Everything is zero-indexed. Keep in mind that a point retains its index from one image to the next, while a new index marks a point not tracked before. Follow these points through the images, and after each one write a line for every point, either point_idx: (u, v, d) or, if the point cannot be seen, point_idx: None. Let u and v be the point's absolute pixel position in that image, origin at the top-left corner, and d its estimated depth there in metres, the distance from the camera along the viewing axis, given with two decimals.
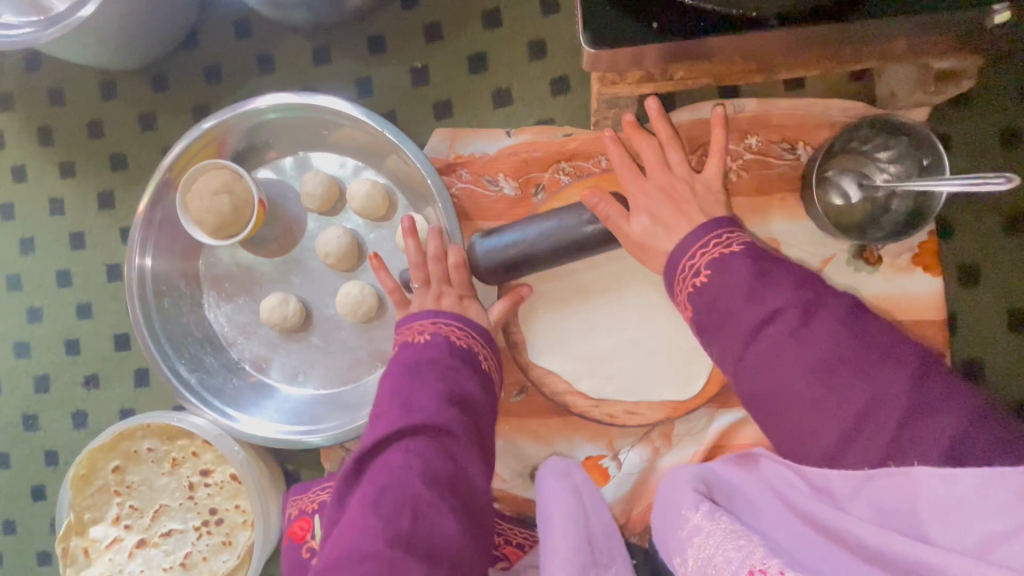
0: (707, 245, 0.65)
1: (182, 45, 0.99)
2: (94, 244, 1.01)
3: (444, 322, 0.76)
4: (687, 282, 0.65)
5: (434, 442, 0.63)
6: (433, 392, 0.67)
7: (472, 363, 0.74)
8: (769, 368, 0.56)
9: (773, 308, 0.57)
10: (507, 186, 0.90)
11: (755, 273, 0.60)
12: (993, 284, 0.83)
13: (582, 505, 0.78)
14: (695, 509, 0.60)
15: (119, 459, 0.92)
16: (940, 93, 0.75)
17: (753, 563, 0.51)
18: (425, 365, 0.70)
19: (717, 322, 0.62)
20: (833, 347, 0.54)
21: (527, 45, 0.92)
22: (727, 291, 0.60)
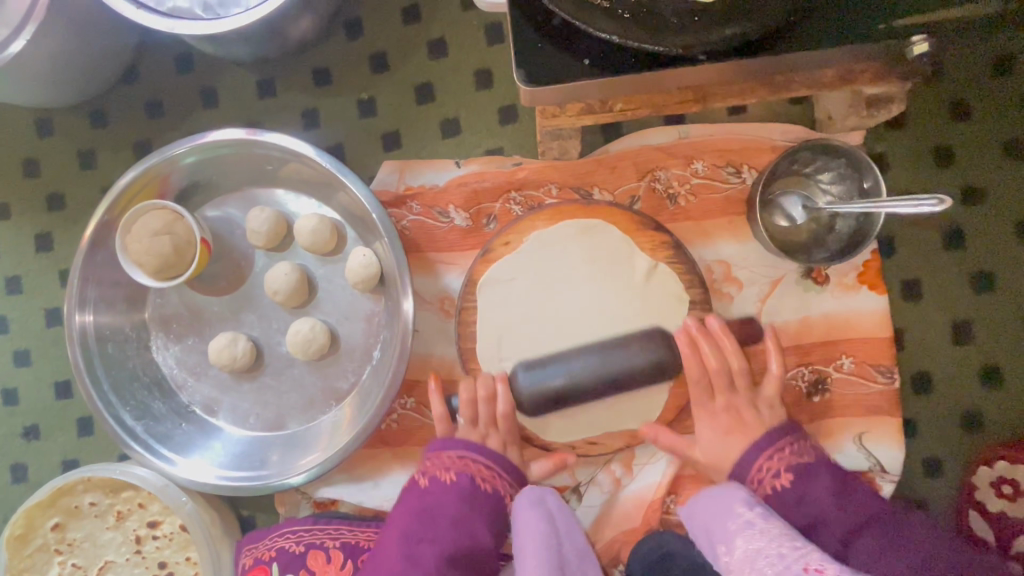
0: (778, 448, 0.74)
1: (122, 80, 0.96)
2: (32, 288, 0.97)
3: (473, 459, 0.78)
4: (765, 485, 0.73)
5: (460, 543, 0.72)
6: (437, 553, 0.71)
7: (494, 513, 0.76)
8: (861, 559, 0.64)
9: (848, 522, 0.68)
10: (457, 217, 0.89)
11: (833, 489, 0.70)
12: (935, 297, 0.85)
13: (555, 531, 0.74)
14: (748, 507, 0.68)
15: (59, 515, 0.87)
16: (872, 117, 0.77)
17: (810, 562, 0.60)
18: (454, 487, 0.76)
19: (801, 521, 0.70)
20: (918, 541, 0.64)
21: (473, 74, 0.92)
22: (790, 496, 0.71)
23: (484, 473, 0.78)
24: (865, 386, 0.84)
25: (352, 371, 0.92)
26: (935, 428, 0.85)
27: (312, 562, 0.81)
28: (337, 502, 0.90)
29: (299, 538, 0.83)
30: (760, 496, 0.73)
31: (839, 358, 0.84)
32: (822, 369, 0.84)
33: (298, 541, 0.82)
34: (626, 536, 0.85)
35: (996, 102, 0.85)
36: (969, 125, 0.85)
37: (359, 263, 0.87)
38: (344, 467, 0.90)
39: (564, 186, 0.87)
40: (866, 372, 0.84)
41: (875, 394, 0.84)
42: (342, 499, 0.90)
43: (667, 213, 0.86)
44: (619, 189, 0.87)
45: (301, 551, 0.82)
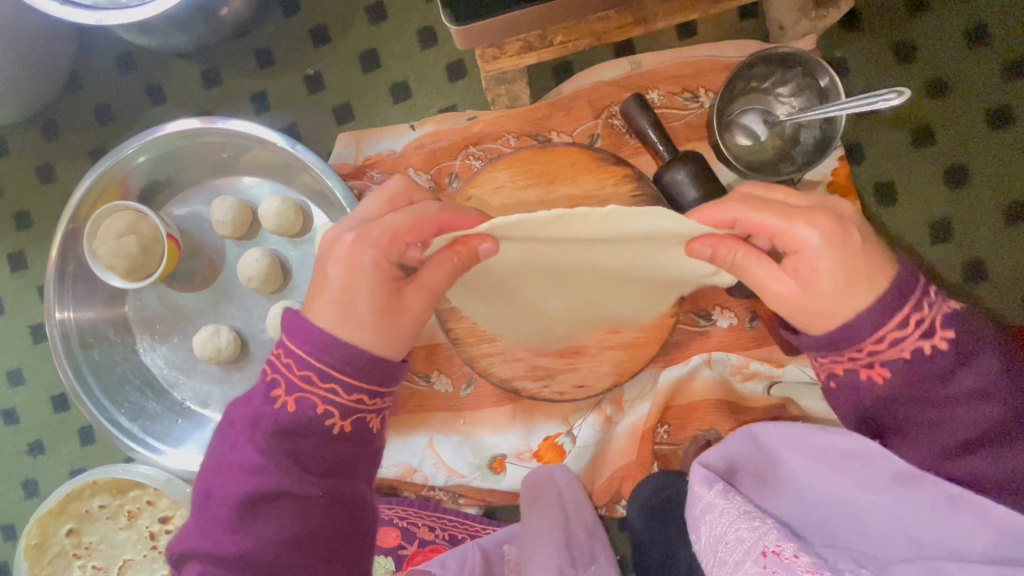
0: (927, 317, 0.53)
1: (67, 88, 0.95)
2: (13, 307, 0.98)
3: (281, 356, 0.58)
4: (905, 352, 0.53)
5: (232, 553, 0.54)
6: (242, 486, 0.55)
7: (318, 428, 0.56)
8: (999, 454, 0.51)
9: (1011, 403, 0.51)
10: (419, 180, 0.88)
11: (1000, 369, 0.52)
12: (910, 198, 0.84)
13: (564, 506, 0.84)
14: (709, 487, 0.63)
15: (72, 521, 0.89)
16: (821, 17, 0.75)
17: (766, 545, 0.55)
18: (243, 436, 0.57)
19: (941, 395, 0.53)
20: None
21: (417, 33, 0.90)
22: (931, 363, 0.53)
23: (302, 385, 0.56)
24: None
25: None
26: None
27: None
28: None
29: None
30: (867, 364, 0.55)
31: None
32: None
33: None
34: (625, 472, 0.87)
35: None
36: (928, 18, 0.82)
37: None
38: None
39: (521, 134, 0.86)
40: None
41: None
42: None
43: (629, 149, 0.85)
44: (578, 130, 0.85)
45: None
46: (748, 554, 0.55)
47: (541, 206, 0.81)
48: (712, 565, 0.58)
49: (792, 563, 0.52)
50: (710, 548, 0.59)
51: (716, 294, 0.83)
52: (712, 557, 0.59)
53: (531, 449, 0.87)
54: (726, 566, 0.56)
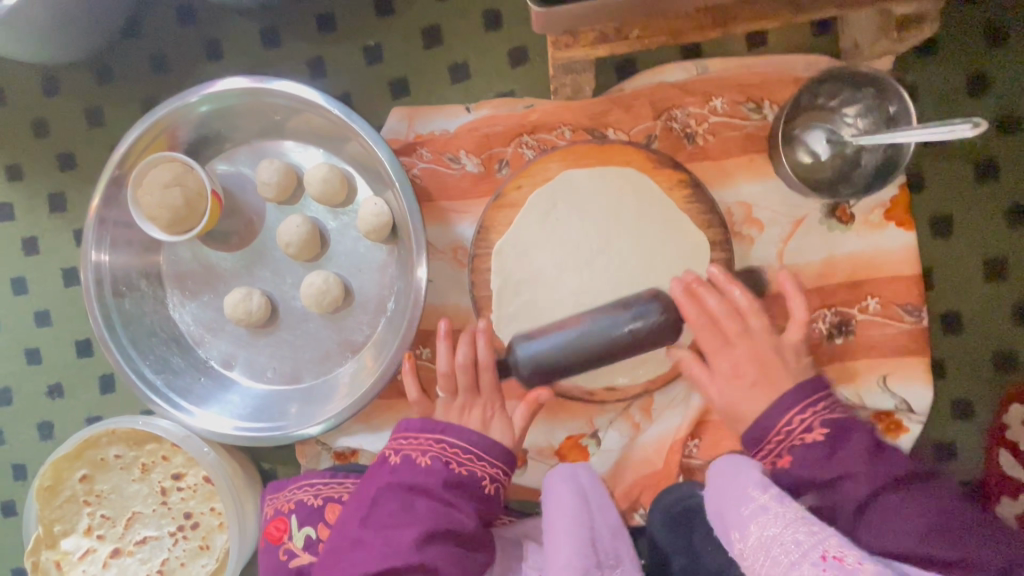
0: (813, 404, 0.65)
1: (126, 35, 0.95)
2: (48, 248, 0.98)
3: (447, 443, 0.69)
4: (797, 438, 0.64)
5: None
6: (416, 535, 0.64)
7: (475, 492, 0.69)
8: (884, 528, 0.58)
9: (875, 480, 0.60)
10: (469, 163, 0.87)
11: (867, 449, 0.61)
12: (967, 233, 0.82)
13: (587, 507, 0.73)
14: (762, 490, 0.62)
15: (86, 467, 0.89)
16: (903, 40, 0.73)
17: (827, 549, 0.56)
18: (416, 495, 0.67)
19: (824, 479, 0.62)
20: (945, 510, 0.58)
21: (482, 15, 0.89)
22: (818, 452, 0.63)
23: (465, 462, 0.69)
24: (892, 326, 0.81)
25: (367, 324, 0.92)
26: (963, 369, 0.83)
27: (330, 515, 0.80)
28: (358, 453, 0.91)
29: (317, 491, 0.82)
30: (778, 453, 0.65)
31: (864, 299, 0.81)
32: (847, 311, 0.81)
33: (315, 494, 0.81)
34: (646, 480, 0.85)
35: None
36: (1006, 52, 0.81)
37: (371, 213, 0.86)
38: (362, 417, 0.90)
39: (577, 128, 0.85)
40: (893, 313, 0.81)
41: (904, 335, 0.81)
42: (361, 450, 0.90)
43: (685, 153, 0.83)
44: (635, 129, 0.84)
45: (319, 505, 0.81)
46: (805, 556, 0.56)
47: (593, 200, 0.81)
48: (762, 564, 0.59)
49: (856, 569, 0.54)
50: (759, 549, 0.59)
51: None
52: (761, 557, 0.59)
53: (552, 445, 0.86)
54: (780, 567, 0.57)
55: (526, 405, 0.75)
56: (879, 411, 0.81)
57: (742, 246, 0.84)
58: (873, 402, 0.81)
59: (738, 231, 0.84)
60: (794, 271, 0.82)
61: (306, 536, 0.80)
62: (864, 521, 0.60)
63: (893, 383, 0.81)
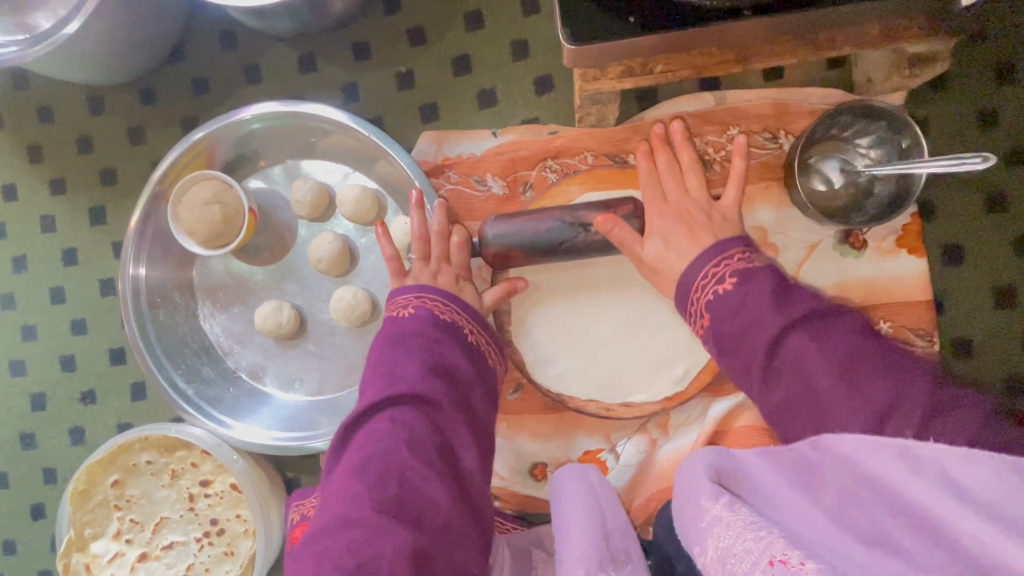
0: (725, 259, 0.69)
1: (169, 59, 1.00)
2: (87, 259, 1.01)
3: (429, 297, 0.77)
4: (707, 293, 0.69)
5: (420, 413, 0.66)
6: (417, 364, 0.69)
7: (465, 342, 0.75)
8: (796, 363, 0.58)
9: (782, 323, 0.60)
10: (495, 185, 0.90)
11: (771, 294, 0.62)
12: (977, 261, 0.85)
13: (598, 506, 0.76)
14: (714, 499, 0.59)
15: (118, 472, 0.91)
16: (914, 76, 0.76)
17: (774, 553, 0.49)
18: (408, 337, 0.73)
19: (736, 324, 0.64)
20: (848, 347, 0.56)
21: (509, 45, 0.94)
22: (730, 305, 0.65)
23: (444, 311, 0.76)
24: (904, 350, 0.83)
25: None
26: (974, 393, 0.85)
27: None
28: None
29: None
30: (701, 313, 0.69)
31: (877, 322, 0.84)
32: None
33: None
34: (662, 496, 0.88)
35: None
36: (1014, 88, 0.84)
37: (401, 232, 0.90)
38: None
39: (600, 154, 0.88)
40: (905, 336, 0.83)
41: (915, 359, 0.83)
42: None
43: (704, 179, 0.87)
44: None
45: None
46: (756, 564, 0.50)
47: None
48: None
49: (800, 571, 0.46)
50: (717, 561, 0.54)
51: None
52: (719, 568, 0.54)
53: (570, 461, 0.88)
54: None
55: (501, 286, 0.83)
56: None
57: None
58: None
59: None
60: None
61: None
62: (772, 392, 0.61)
63: None
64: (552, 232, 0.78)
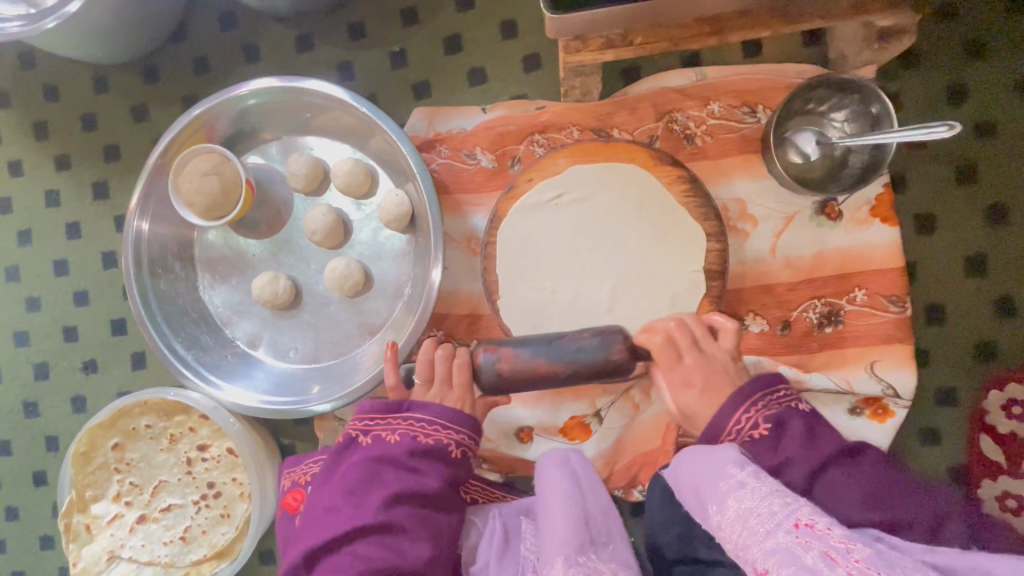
0: (754, 402, 0.68)
1: (172, 39, 1.03)
2: (89, 233, 1.05)
3: (416, 420, 0.75)
4: (740, 434, 0.67)
5: (381, 544, 0.66)
6: (388, 496, 0.68)
7: (442, 458, 0.73)
8: (832, 498, 0.60)
9: (816, 463, 0.62)
10: (484, 159, 0.94)
11: (805, 435, 0.65)
12: (948, 231, 0.88)
13: (579, 486, 0.77)
14: (740, 466, 0.62)
15: (118, 436, 0.94)
16: (884, 50, 0.80)
17: (800, 518, 0.56)
18: (385, 465, 0.71)
19: (773, 462, 0.64)
20: (880, 480, 0.60)
21: (499, 25, 0.97)
22: (763, 446, 0.65)
23: (432, 431, 0.74)
24: (878, 316, 0.86)
25: (384, 308, 0.98)
26: (945, 359, 0.88)
27: None
28: None
29: None
30: None
31: (852, 290, 0.87)
32: (835, 301, 0.87)
33: None
34: (645, 459, 0.90)
35: (1009, 40, 0.87)
36: (983, 64, 0.87)
37: (392, 203, 0.93)
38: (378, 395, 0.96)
39: (585, 128, 0.92)
40: (878, 303, 0.86)
41: (889, 324, 0.86)
42: None
43: (685, 153, 0.90)
44: (638, 130, 0.91)
45: None
46: (780, 524, 0.55)
47: (595, 190, 0.87)
48: (740, 535, 0.57)
49: (825, 535, 0.53)
50: (737, 520, 0.58)
51: (750, 298, 0.88)
52: (738, 528, 0.58)
53: (556, 424, 0.91)
54: (758, 536, 0.56)
55: (488, 403, 0.83)
56: (866, 396, 0.86)
57: (737, 239, 0.90)
58: (861, 387, 0.86)
59: (734, 225, 0.90)
60: (785, 263, 0.88)
61: None
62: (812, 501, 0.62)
63: (879, 370, 0.86)
64: (560, 364, 0.73)
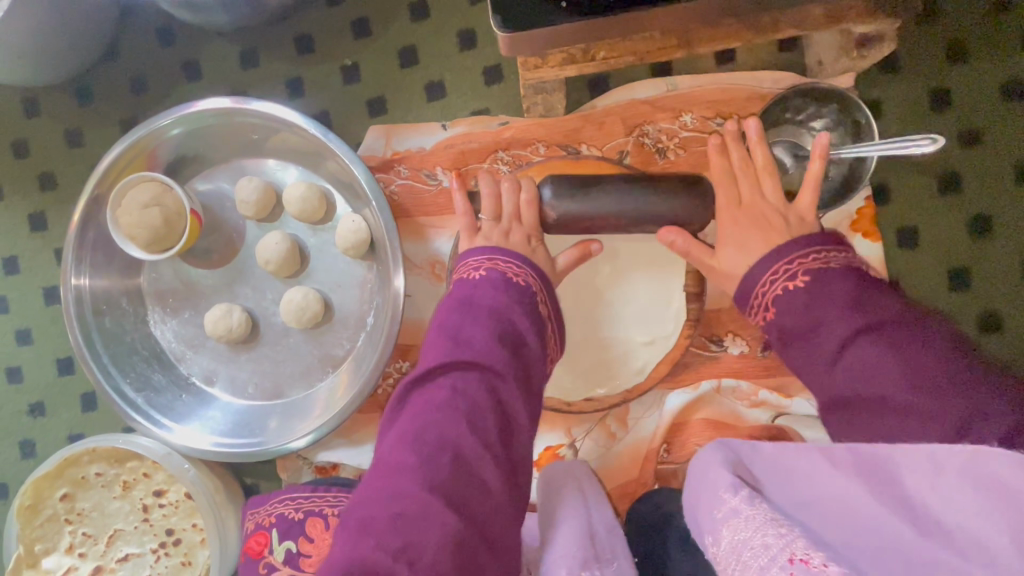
0: (782, 264, 0.61)
1: (105, 57, 0.96)
2: (28, 268, 0.98)
3: (499, 258, 0.71)
4: (766, 297, 0.61)
5: (480, 379, 0.55)
6: (487, 330, 0.60)
7: (533, 304, 0.66)
8: (863, 369, 0.51)
9: (853, 324, 0.53)
10: (445, 179, 0.88)
11: (851, 294, 0.55)
12: (931, 244, 0.84)
13: (584, 502, 0.73)
14: (734, 491, 0.53)
15: (67, 485, 0.89)
16: (862, 58, 0.75)
17: (794, 552, 0.45)
18: (474, 299, 0.64)
19: (804, 327, 0.56)
20: (932, 356, 0.49)
21: (456, 34, 0.91)
22: (797, 302, 0.58)
23: (517, 273, 0.69)
24: None
25: (347, 339, 0.93)
26: None
27: (311, 529, 0.80)
28: (338, 468, 0.91)
29: (298, 504, 0.82)
30: (766, 309, 0.61)
31: None
32: None
33: (297, 508, 0.82)
34: (624, 490, 0.86)
35: (991, 43, 0.83)
36: (966, 67, 0.83)
37: (349, 229, 0.87)
38: (342, 432, 0.91)
39: (551, 144, 0.86)
40: None
41: None
42: (342, 464, 0.91)
43: (657, 168, 0.85)
44: (608, 146, 0.86)
45: (300, 518, 0.81)
46: (773, 560, 0.45)
47: None
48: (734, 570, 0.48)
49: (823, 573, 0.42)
50: (731, 553, 0.49)
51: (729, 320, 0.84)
52: (732, 562, 0.49)
53: (531, 457, 0.87)
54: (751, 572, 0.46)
55: (575, 250, 0.77)
56: None
57: None
58: None
59: None
60: None
61: (288, 549, 0.80)
62: (838, 374, 0.53)
63: None
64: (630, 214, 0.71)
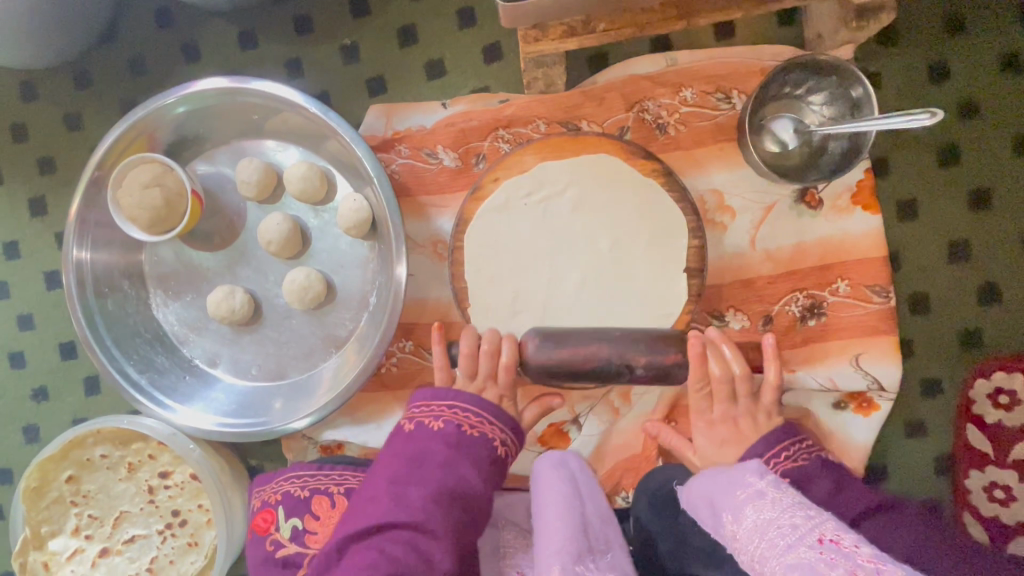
0: (782, 452, 0.66)
1: (103, 40, 0.96)
2: (29, 252, 0.98)
3: (463, 408, 0.68)
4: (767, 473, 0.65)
5: (410, 544, 0.57)
6: (428, 496, 0.61)
7: (488, 458, 0.66)
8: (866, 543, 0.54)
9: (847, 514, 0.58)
10: (446, 157, 0.88)
11: (837, 481, 0.61)
12: (930, 217, 0.85)
13: (577, 491, 0.72)
14: (761, 477, 0.60)
15: (72, 468, 0.89)
16: (862, 28, 0.75)
17: (824, 533, 0.51)
18: (427, 454, 0.64)
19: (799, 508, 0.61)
20: (924, 535, 0.52)
21: (455, 12, 0.91)
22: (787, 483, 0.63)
23: (480, 427, 0.68)
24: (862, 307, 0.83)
25: (350, 319, 0.93)
26: (931, 350, 0.85)
27: (318, 506, 0.80)
28: (343, 446, 0.93)
29: (304, 482, 0.82)
30: None
31: (834, 282, 0.83)
32: (818, 293, 0.83)
33: (303, 485, 0.82)
34: (627, 465, 0.87)
35: (989, 15, 0.83)
36: (965, 39, 0.83)
37: (350, 208, 0.87)
38: (345, 411, 0.91)
39: (552, 121, 0.86)
40: (861, 294, 0.83)
41: (873, 315, 0.83)
42: (346, 442, 0.92)
43: (658, 143, 0.85)
44: (608, 122, 0.86)
45: (306, 495, 0.81)
46: (802, 538, 0.51)
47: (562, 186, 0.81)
48: (757, 547, 0.54)
49: (852, 551, 0.48)
50: (754, 533, 0.55)
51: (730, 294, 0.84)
52: (756, 540, 0.55)
53: (535, 433, 0.87)
54: (776, 548, 0.52)
55: (537, 405, 0.77)
56: (850, 391, 0.84)
57: (715, 233, 0.85)
58: (847, 383, 0.83)
59: (711, 218, 0.85)
60: (765, 257, 0.84)
61: (293, 526, 0.79)
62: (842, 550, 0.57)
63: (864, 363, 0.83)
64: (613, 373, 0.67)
